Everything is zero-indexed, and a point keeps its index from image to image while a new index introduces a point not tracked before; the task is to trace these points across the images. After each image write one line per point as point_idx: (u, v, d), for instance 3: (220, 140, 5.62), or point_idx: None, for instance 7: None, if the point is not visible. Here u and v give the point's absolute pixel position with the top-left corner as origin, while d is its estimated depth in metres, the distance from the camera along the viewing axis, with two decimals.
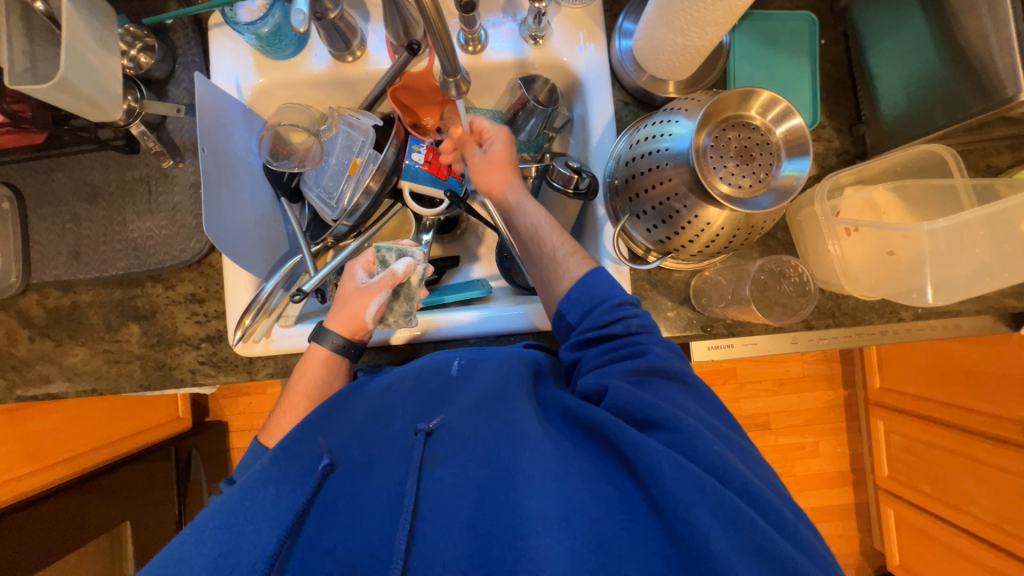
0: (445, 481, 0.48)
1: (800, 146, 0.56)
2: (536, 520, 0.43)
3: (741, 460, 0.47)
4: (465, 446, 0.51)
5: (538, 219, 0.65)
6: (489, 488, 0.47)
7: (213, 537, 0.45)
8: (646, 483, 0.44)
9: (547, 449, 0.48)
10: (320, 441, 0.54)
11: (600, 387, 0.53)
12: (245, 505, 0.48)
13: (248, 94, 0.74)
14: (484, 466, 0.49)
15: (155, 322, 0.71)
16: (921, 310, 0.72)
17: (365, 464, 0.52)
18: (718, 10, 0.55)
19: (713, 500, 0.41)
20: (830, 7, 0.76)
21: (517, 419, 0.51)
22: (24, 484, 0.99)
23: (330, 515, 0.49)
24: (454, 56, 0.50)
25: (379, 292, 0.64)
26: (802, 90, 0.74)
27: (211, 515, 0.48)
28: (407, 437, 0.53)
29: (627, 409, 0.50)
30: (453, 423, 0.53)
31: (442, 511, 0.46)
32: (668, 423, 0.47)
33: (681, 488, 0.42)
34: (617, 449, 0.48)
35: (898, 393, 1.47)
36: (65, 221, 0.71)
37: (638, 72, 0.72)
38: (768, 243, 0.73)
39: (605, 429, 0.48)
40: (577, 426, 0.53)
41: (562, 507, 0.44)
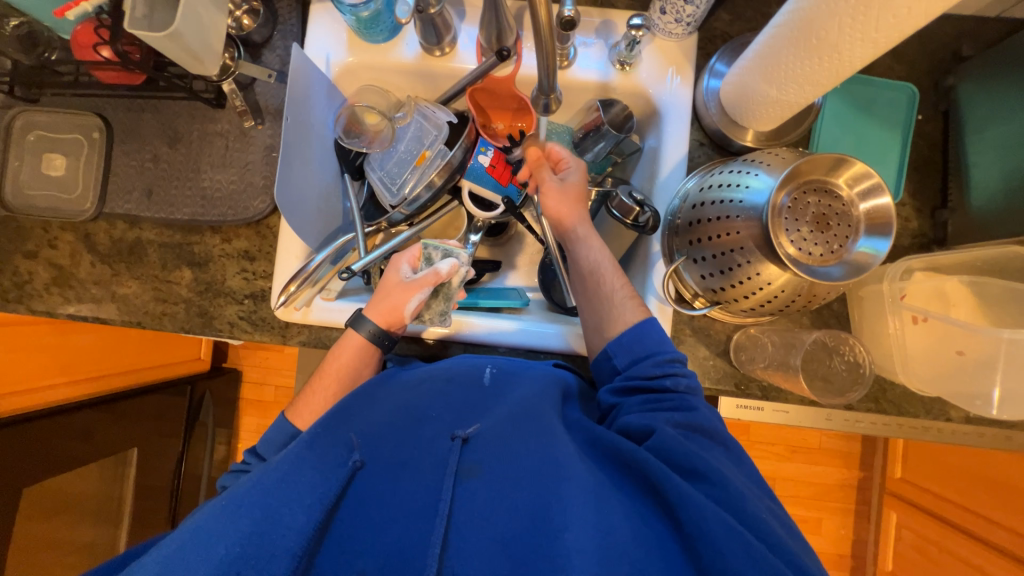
0: (480, 496, 0.49)
1: (881, 225, 0.54)
2: (576, 554, 0.43)
3: (780, 523, 0.47)
4: (502, 465, 0.51)
5: (601, 257, 0.65)
6: (525, 513, 0.47)
7: (250, 516, 0.45)
8: (690, 538, 0.44)
9: (585, 478, 0.48)
10: (352, 430, 0.54)
11: (645, 427, 0.52)
12: (281, 488, 0.47)
13: (335, 70, 0.76)
14: (521, 489, 0.49)
15: (206, 271, 0.74)
16: (973, 414, 0.67)
17: (397, 464, 0.52)
18: (824, 71, 0.54)
19: (764, 568, 0.41)
20: (934, 84, 0.73)
21: (556, 445, 0.51)
22: (51, 394, 1.05)
23: (364, 508, 0.49)
24: (554, 76, 0.54)
25: (422, 290, 0.64)
26: (888, 163, 0.71)
27: (247, 492, 0.47)
28: (442, 441, 0.53)
29: (672, 455, 0.49)
30: (489, 436, 0.53)
31: (478, 529, 0.47)
32: (712, 477, 0.47)
33: (729, 549, 0.41)
34: (656, 492, 0.47)
35: (919, 488, 1.40)
36: (144, 160, 0.74)
37: (720, 114, 0.71)
38: (822, 312, 0.70)
39: (648, 471, 0.47)
40: (615, 460, 0.52)
41: (603, 544, 0.43)
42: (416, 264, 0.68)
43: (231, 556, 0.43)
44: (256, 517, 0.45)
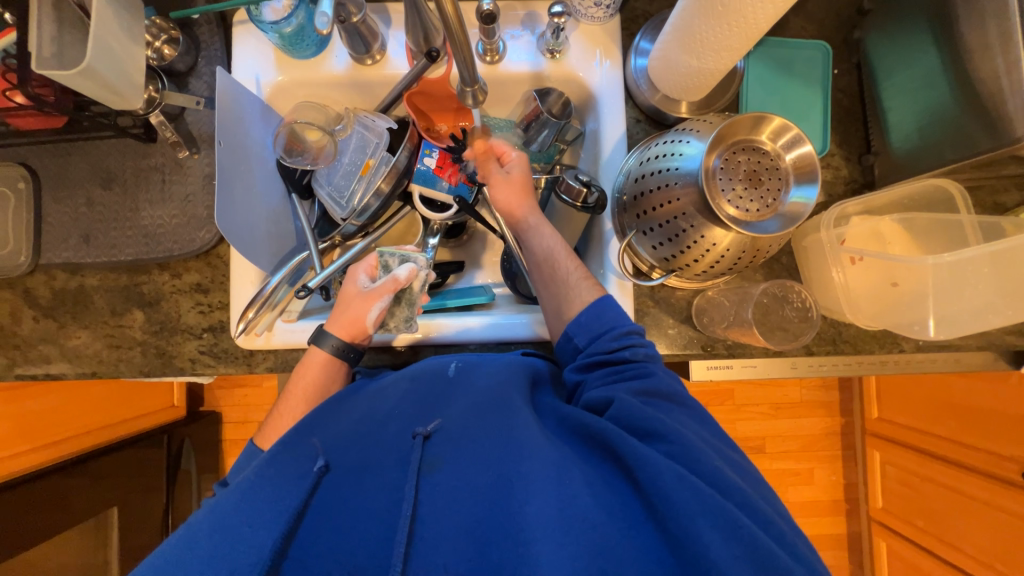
0: (444, 487, 0.49)
1: (808, 173, 0.57)
2: (536, 528, 0.44)
3: (737, 474, 0.49)
4: (464, 453, 0.51)
5: (554, 243, 0.67)
6: (488, 494, 0.48)
7: (209, 541, 0.45)
8: (647, 495, 0.45)
9: (546, 453, 0.49)
10: (316, 439, 0.54)
11: (605, 399, 0.54)
12: (241, 507, 0.47)
13: (266, 90, 0.75)
14: (484, 472, 0.49)
15: (159, 310, 0.72)
16: (923, 342, 0.71)
17: (361, 467, 0.52)
18: (735, 36, 0.56)
19: (716, 512, 0.42)
20: (844, 39, 0.77)
21: (516, 425, 0.52)
22: (16, 463, 1.00)
23: (329, 515, 0.49)
24: (472, 65, 0.53)
25: (382, 297, 0.64)
26: (813, 118, 0.74)
27: (208, 516, 0.47)
28: (405, 439, 0.54)
29: (626, 420, 0.51)
30: (451, 427, 0.54)
31: (443, 517, 0.47)
32: (667, 435, 0.49)
33: (683, 498, 0.43)
34: (616, 458, 0.48)
35: (896, 425, 1.46)
36: (77, 205, 0.72)
37: (651, 90, 0.73)
38: (773, 266, 0.73)
39: (605, 437, 0.49)
40: (577, 433, 0.53)
41: (564, 514, 0.44)
42: (374, 273, 0.68)
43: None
44: (218, 538, 0.45)
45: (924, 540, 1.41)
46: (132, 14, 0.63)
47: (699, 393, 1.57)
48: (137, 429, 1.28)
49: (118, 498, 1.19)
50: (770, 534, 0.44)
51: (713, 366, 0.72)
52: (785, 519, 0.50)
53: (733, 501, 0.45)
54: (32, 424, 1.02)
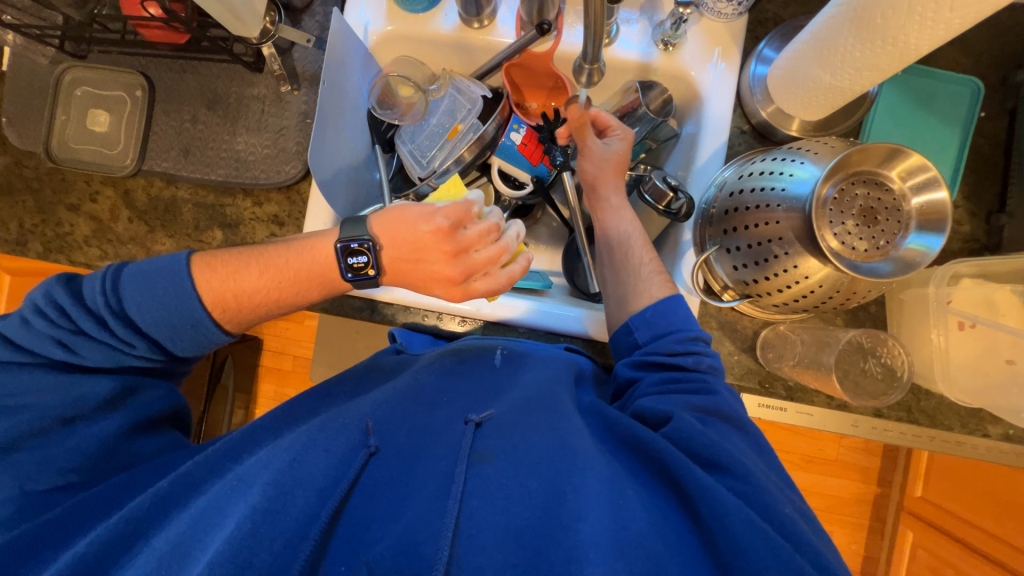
0: (494, 482, 0.48)
1: (936, 222, 0.51)
2: (591, 545, 0.42)
3: (801, 517, 0.46)
4: (515, 451, 0.50)
5: (633, 230, 0.66)
6: (538, 500, 0.46)
7: (263, 492, 0.45)
8: (711, 533, 0.43)
9: (600, 467, 0.48)
10: (363, 414, 0.53)
11: (665, 415, 0.51)
12: (293, 468, 0.47)
13: (372, 39, 0.75)
14: (535, 476, 0.48)
15: (237, 233, 0.75)
16: (1015, 432, 0.63)
17: (411, 451, 0.53)
18: (886, 55, 0.50)
19: (786, 565, 0.40)
20: (1002, 79, 0.68)
21: (567, 429, 0.51)
22: None
23: (377, 494, 0.49)
24: (598, 44, 0.54)
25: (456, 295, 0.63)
26: (944, 162, 0.67)
27: (260, 472, 0.48)
28: (455, 426, 0.54)
29: (689, 447, 0.48)
30: (502, 421, 0.53)
31: (492, 515, 0.46)
32: (733, 469, 0.46)
33: (753, 544, 0.41)
34: (675, 484, 0.47)
35: (938, 508, 1.35)
36: (183, 120, 0.76)
37: (766, 100, 0.68)
38: (858, 314, 0.67)
39: (667, 462, 0.47)
40: (629, 449, 0.51)
41: (619, 538, 0.42)
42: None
43: (242, 534, 0.43)
44: (269, 490, 0.45)
45: None
46: None
47: None
48: None
49: None
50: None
51: (766, 404, 0.67)
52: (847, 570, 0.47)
53: (803, 555, 0.42)
54: None
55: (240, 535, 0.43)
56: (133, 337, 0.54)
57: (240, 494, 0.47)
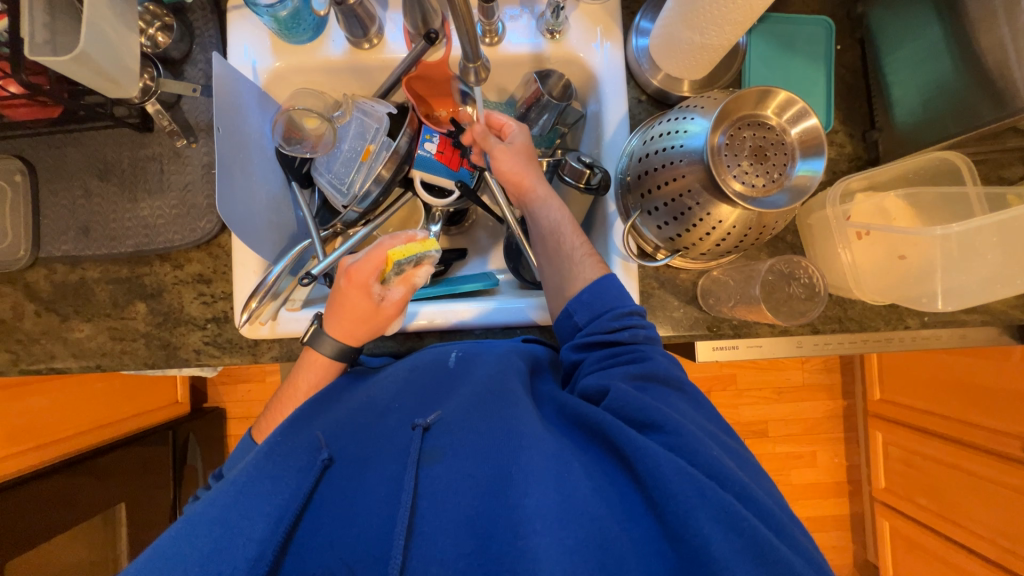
0: (441, 478, 0.48)
1: (815, 146, 0.56)
2: (535, 518, 0.42)
3: (735, 464, 0.49)
4: (462, 443, 0.50)
5: (561, 217, 0.67)
6: (486, 486, 0.47)
7: (209, 534, 0.45)
8: (646, 486, 0.44)
9: (546, 445, 0.48)
10: (318, 431, 0.55)
11: (601, 388, 0.54)
12: (240, 500, 0.47)
13: (263, 77, 0.74)
14: (483, 463, 0.48)
15: (161, 301, 0.71)
16: (927, 318, 0.72)
17: (360, 461, 0.52)
18: (738, 10, 0.55)
19: (714, 502, 0.42)
20: (847, 13, 0.76)
21: (514, 416, 0.51)
22: (28, 458, 1.01)
23: (328, 510, 0.48)
24: (474, 41, 0.52)
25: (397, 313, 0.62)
26: (816, 94, 0.74)
27: (205, 510, 0.47)
28: (404, 432, 0.53)
29: (624, 410, 0.51)
30: (449, 419, 0.53)
31: (441, 510, 0.45)
32: (666, 425, 0.48)
33: (682, 490, 0.42)
34: (616, 448, 0.48)
35: (896, 405, 1.48)
36: (76, 197, 0.71)
37: (654, 69, 0.73)
38: (777, 245, 0.73)
39: (605, 429, 0.49)
40: (575, 423, 0.53)
41: (564, 505, 0.44)
42: (382, 272, 0.58)
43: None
44: (216, 525, 0.45)
45: (928, 520, 1.43)
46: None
47: (701, 379, 1.57)
48: (142, 426, 1.29)
49: (124, 494, 1.19)
50: (771, 526, 0.44)
51: (719, 346, 0.72)
52: (784, 509, 0.49)
53: (731, 491, 0.44)
54: (34, 421, 1.02)
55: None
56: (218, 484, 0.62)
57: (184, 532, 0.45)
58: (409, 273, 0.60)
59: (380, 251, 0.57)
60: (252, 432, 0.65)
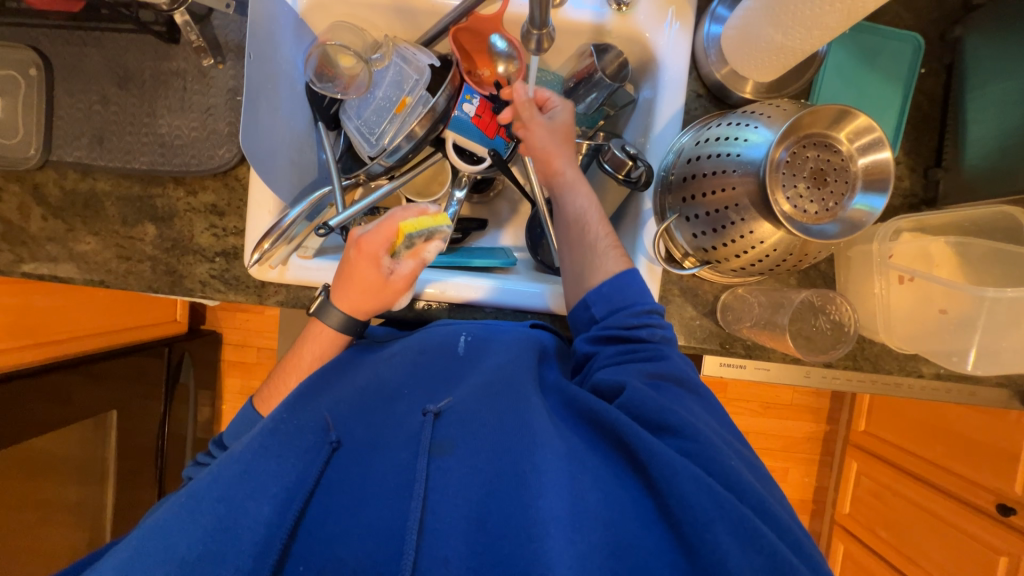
0: (452, 472, 0.48)
1: (880, 181, 0.53)
2: (549, 522, 0.42)
3: (751, 473, 0.49)
4: (473, 436, 0.50)
5: (587, 204, 0.65)
6: (499, 482, 0.47)
7: (212, 510, 0.45)
8: (661, 495, 0.44)
9: (557, 445, 0.48)
10: (324, 409, 0.54)
11: (616, 385, 0.53)
12: (246, 479, 0.47)
13: (302, 3, 0.68)
14: (495, 461, 0.48)
15: (171, 227, 0.69)
16: (943, 370, 0.70)
17: (368, 446, 0.52)
18: (834, 14, 0.50)
19: (731, 516, 0.41)
20: (940, 34, 0.70)
21: (525, 412, 0.51)
22: (29, 354, 1.03)
23: (337, 494, 0.49)
24: (545, 7, 0.51)
25: (405, 290, 0.59)
26: (887, 120, 0.69)
27: (209, 486, 0.47)
28: (414, 416, 0.53)
29: (640, 412, 0.50)
30: (461, 409, 0.52)
31: (452, 505, 0.46)
32: (683, 430, 0.48)
33: (698, 501, 0.42)
34: (628, 452, 0.48)
35: (879, 439, 1.50)
36: (92, 102, 0.67)
37: (720, 62, 0.67)
38: (809, 273, 0.70)
39: (618, 430, 0.48)
40: (587, 423, 0.52)
41: (576, 509, 0.44)
42: (393, 244, 0.56)
43: (194, 556, 0.43)
44: (219, 503, 0.46)
45: (884, 550, 1.48)
46: None
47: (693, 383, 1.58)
48: (140, 339, 1.30)
49: (116, 402, 1.21)
50: (788, 541, 0.43)
51: (726, 363, 0.73)
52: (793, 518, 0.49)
53: (749, 503, 0.44)
54: (35, 319, 1.03)
55: (192, 558, 0.43)
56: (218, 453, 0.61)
57: (189, 513, 0.45)
58: (421, 249, 0.57)
59: (392, 222, 0.55)
60: (251, 401, 0.65)
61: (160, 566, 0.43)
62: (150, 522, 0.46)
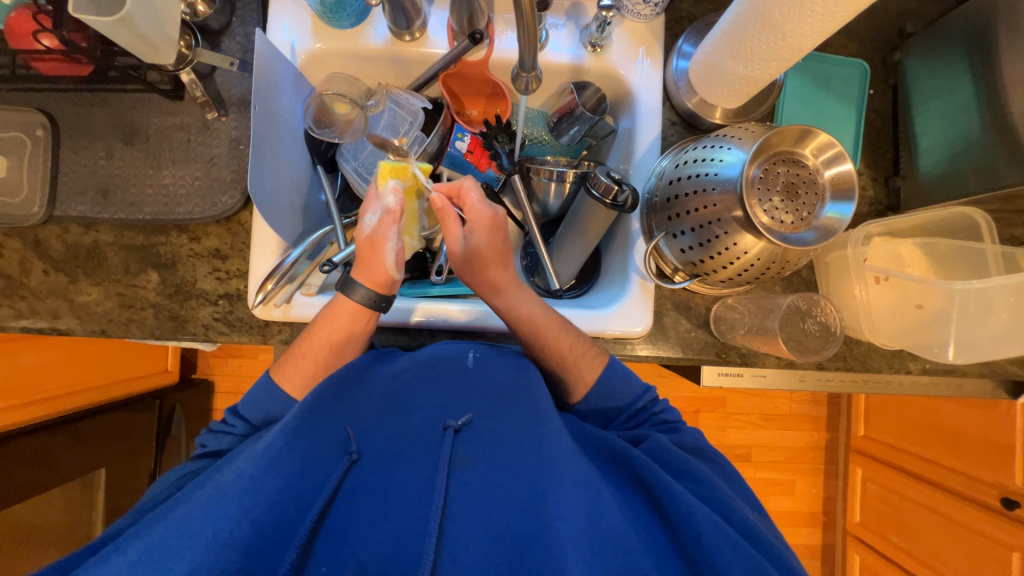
0: (471, 487, 0.51)
1: (846, 191, 0.58)
2: (567, 542, 0.45)
3: (760, 520, 0.54)
4: (493, 454, 0.54)
5: (546, 316, 0.62)
6: (519, 503, 0.50)
7: (238, 501, 0.46)
8: (678, 531, 0.47)
9: (579, 475, 0.50)
10: (345, 421, 0.54)
11: (639, 436, 0.59)
12: (271, 478, 0.48)
13: (301, 58, 0.73)
14: (516, 480, 0.52)
15: (174, 273, 0.71)
16: (930, 365, 0.73)
17: (388, 456, 0.54)
18: (788, 47, 0.56)
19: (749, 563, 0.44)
20: (883, 59, 0.77)
21: (548, 438, 0.52)
22: (21, 413, 1.00)
23: (359, 503, 0.51)
24: (535, 36, 0.53)
25: (392, 237, 0.60)
26: (845, 137, 0.75)
27: (233, 481, 0.47)
28: (433, 431, 0.55)
29: (660, 458, 0.55)
30: (481, 425, 0.56)
31: (472, 522, 0.49)
32: (704, 479, 0.53)
33: (714, 543, 0.45)
34: (649, 490, 0.51)
35: (879, 443, 1.50)
36: (97, 158, 0.69)
37: (690, 92, 0.73)
38: (793, 280, 0.73)
39: (641, 471, 0.51)
40: (607, 460, 0.56)
41: (595, 533, 0.46)
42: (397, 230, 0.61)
43: (219, 544, 0.44)
44: (243, 498, 0.46)
45: (899, 558, 1.46)
46: None
47: (691, 399, 1.58)
48: (130, 392, 1.27)
49: (105, 460, 1.17)
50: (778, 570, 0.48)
51: (724, 373, 0.77)
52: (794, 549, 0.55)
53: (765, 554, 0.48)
54: (25, 378, 1.00)
55: (216, 546, 0.44)
56: (235, 420, 0.62)
57: (215, 505, 0.46)
58: (381, 199, 0.61)
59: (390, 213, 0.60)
60: (270, 370, 0.64)
61: (187, 553, 0.43)
62: (175, 510, 0.47)
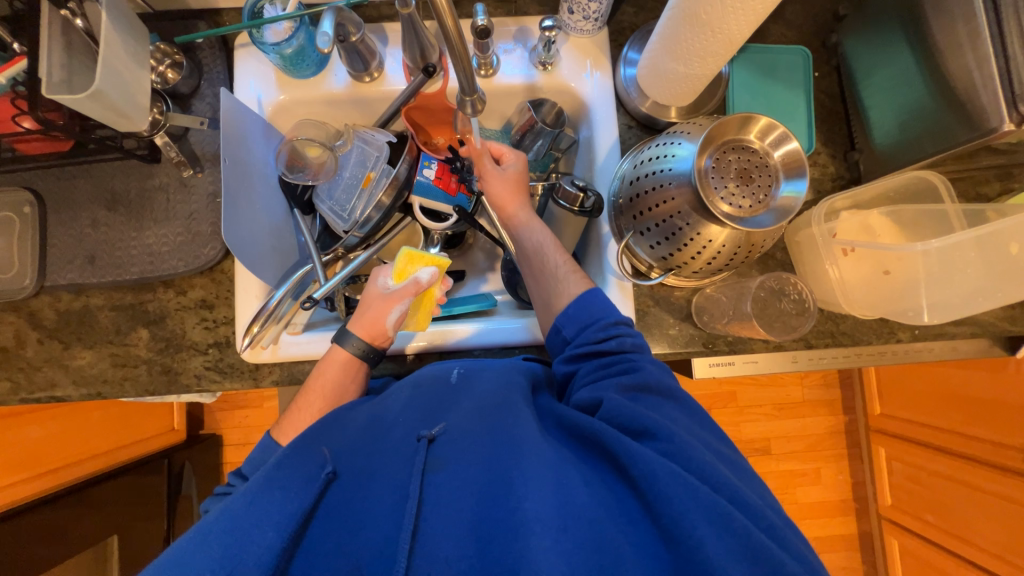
0: (445, 485, 0.50)
1: (797, 169, 0.60)
2: (535, 522, 0.45)
3: (736, 476, 0.50)
4: (468, 452, 0.53)
5: (544, 238, 0.69)
6: (489, 493, 0.49)
7: (219, 540, 0.47)
8: (645, 497, 0.46)
9: (545, 457, 0.51)
10: (324, 444, 0.56)
11: (594, 401, 0.55)
12: (250, 510, 0.48)
13: (268, 110, 0.77)
14: (486, 470, 0.51)
15: (164, 327, 0.72)
16: (919, 331, 0.74)
17: (367, 470, 0.53)
18: (719, 42, 0.59)
19: (705, 504, 0.44)
20: (822, 43, 0.81)
21: (516, 429, 0.53)
22: (20, 490, 0.98)
23: (335, 517, 0.51)
24: (471, 73, 0.58)
25: (401, 300, 0.65)
26: (797, 119, 0.77)
27: (216, 520, 0.48)
28: (410, 443, 0.54)
29: (619, 419, 0.52)
30: (456, 430, 0.55)
31: (443, 515, 0.48)
32: (658, 432, 0.50)
33: (673, 489, 0.44)
34: (614, 458, 0.50)
35: (898, 420, 1.47)
36: (82, 226, 0.72)
37: (642, 97, 0.76)
38: (768, 262, 0.75)
39: (603, 439, 0.50)
40: (576, 437, 0.54)
41: (563, 510, 0.46)
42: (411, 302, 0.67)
43: None
44: (228, 532, 0.47)
45: (934, 536, 1.41)
46: (138, 41, 0.65)
47: (701, 397, 1.57)
48: (140, 453, 1.27)
49: (116, 526, 1.16)
50: (763, 528, 0.45)
51: (714, 363, 0.74)
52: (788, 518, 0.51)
53: (747, 513, 0.45)
54: (29, 453, 1.00)
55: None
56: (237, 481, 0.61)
57: (200, 544, 0.47)
58: (411, 275, 0.67)
59: (413, 285, 0.66)
60: (271, 432, 0.64)
61: None
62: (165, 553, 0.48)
